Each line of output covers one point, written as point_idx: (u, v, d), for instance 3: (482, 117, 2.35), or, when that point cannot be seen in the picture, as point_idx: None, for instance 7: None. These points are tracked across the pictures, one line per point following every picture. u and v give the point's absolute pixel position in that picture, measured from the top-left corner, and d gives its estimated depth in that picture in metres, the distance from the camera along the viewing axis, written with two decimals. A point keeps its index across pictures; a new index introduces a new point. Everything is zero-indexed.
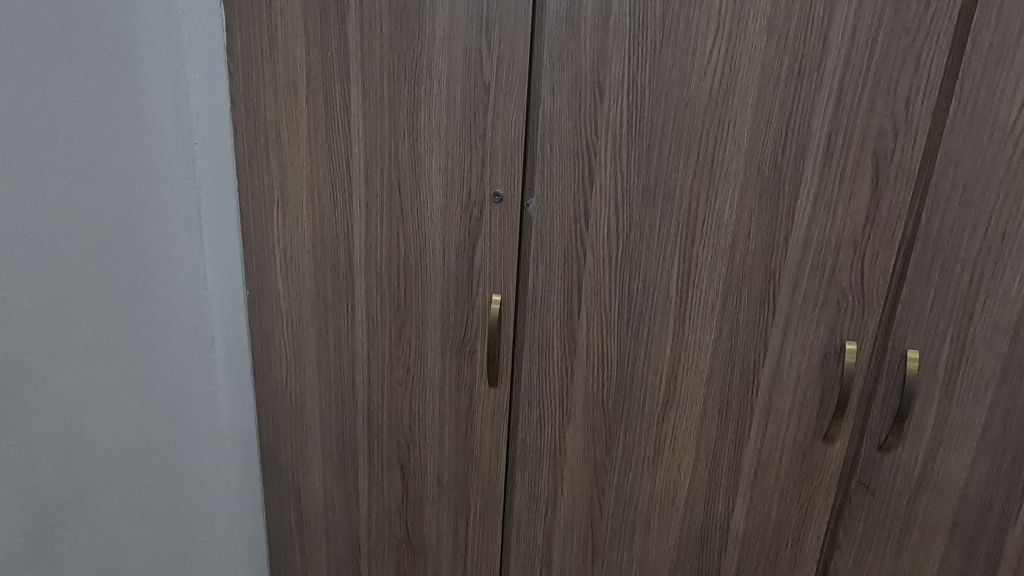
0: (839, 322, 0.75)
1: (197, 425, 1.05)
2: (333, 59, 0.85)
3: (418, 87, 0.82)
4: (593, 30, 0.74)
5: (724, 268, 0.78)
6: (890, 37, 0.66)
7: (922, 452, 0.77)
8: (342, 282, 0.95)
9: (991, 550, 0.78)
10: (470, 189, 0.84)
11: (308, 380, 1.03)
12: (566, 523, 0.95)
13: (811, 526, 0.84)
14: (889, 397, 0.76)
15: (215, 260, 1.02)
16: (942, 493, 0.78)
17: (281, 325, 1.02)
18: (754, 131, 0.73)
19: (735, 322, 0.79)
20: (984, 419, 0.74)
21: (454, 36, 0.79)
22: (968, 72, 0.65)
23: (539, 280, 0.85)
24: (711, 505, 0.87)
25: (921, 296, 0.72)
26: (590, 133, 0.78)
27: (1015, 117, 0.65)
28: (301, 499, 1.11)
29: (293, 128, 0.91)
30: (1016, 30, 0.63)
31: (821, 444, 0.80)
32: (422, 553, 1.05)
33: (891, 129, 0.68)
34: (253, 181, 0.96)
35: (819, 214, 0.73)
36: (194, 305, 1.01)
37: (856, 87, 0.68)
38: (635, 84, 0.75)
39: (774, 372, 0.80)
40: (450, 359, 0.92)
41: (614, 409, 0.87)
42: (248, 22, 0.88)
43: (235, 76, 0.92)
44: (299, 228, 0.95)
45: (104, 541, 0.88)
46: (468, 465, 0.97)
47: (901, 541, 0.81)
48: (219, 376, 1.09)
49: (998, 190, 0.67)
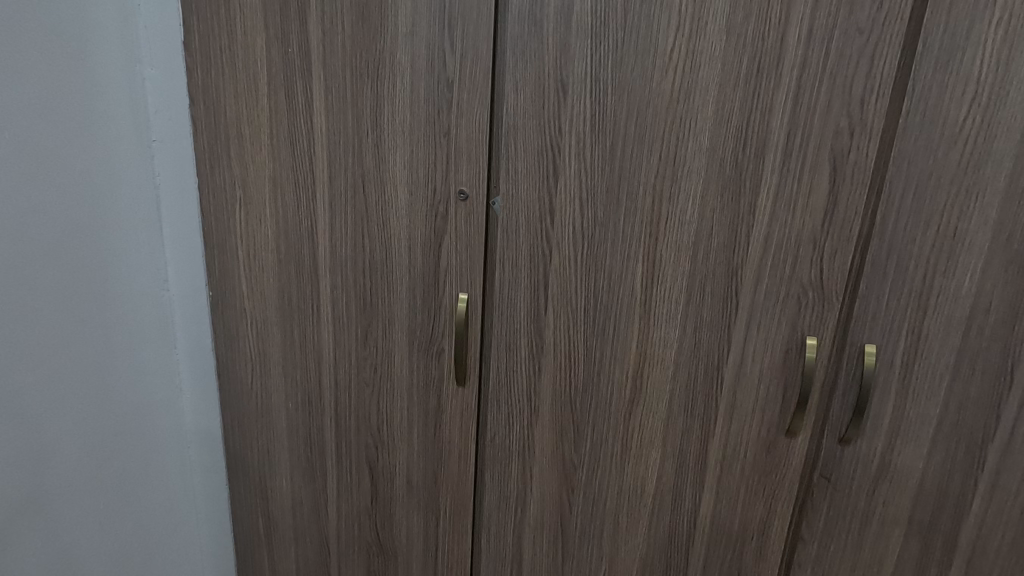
0: (800, 317, 0.76)
1: (161, 429, 1.02)
2: (294, 55, 0.84)
3: (381, 84, 0.81)
4: (555, 28, 0.74)
5: (688, 266, 0.78)
6: (845, 37, 0.67)
7: (881, 444, 0.79)
8: (307, 282, 0.93)
9: (947, 539, 0.80)
10: (435, 188, 0.83)
11: (274, 381, 1.01)
12: (536, 521, 0.95)
13: (776, 519, 0.85)
14: (848, 391, 0.78)
15: (176, 261, 1.00)
16: (899, 484, 0.80)
17: (245, 326, 1.00)
18: (715, 129, 0.73)
19: (698, 319, 0.80)
20: (938, 412, 0.76)
21: (416, 33, 0.78)
22: (918, 73, 0.67)
23: (506, 278, 0.85)
24: (678, 500, 0.88)
25: (878, 292, 0.74)
26: (553, 131, 0.78)
27: (964, 116, 0.67)
28: (269, 502, 1.09)
29: (254, 125, 0.89)
30: (964, 32, 0.64)
31: (784, 439, 0.81)
32: (393, 555, 1.04)
33: (847, 128, 0.69)
34: (215, 179, 0.94)
35: (779, 212, 0.74)
36: (156, 308, 0.99)
37: (813, 87, 0.69)
38: (598, 82, 0.75)
39: (738, 368, 0.80)
40: (417, 358, 0.91)
41: (582, 406, 0.87)
42: (207, 17, 0.86)
43: (193, 72, 0.90)
44: (262, 227, 0.93)
45: (59, 551, 0.85)
46: (437, 466, 0.96)
47: (861, 533, 0.83)
48: (183, 380, 1.06)
49: (948, 188, 0.69)
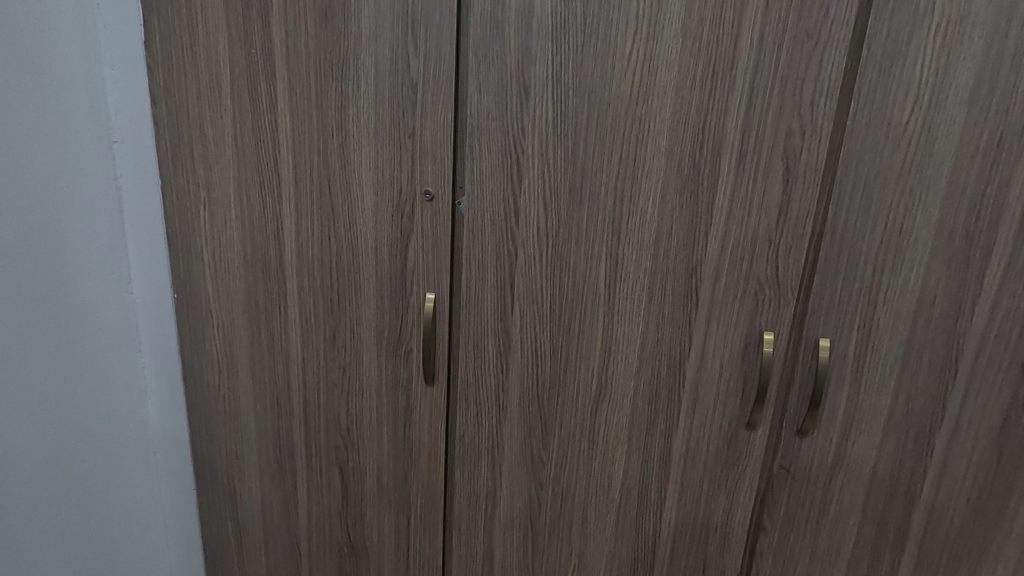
0: (758, 313, 0.79)
1: (126, 433, 1.01)
2: (257, 56, 0.84)
3: (345, 85, 0.82)
4: (517, 30, 0.75)
5: (649, 264, 0.80)
6: (795, 42, 0.70)
7: (836, 434, 0.82)
8: (274, 283, 0.93)
9: (900, 525, 0.84)
10: (401, 188, 0.84)
11: (242, 383, 1.00)
12: (506, 518, 0.96)
13: (738, 510, 0.87)
14: (804, 384, 0.80)
15: (139, 264, 0.98)
16: (854, 473, 0.83)
17: (211, 328, 0.99)
18: (673, 130, 0.75)
19: (660, 316, 0.82)
20: (889, 402, 0.79)
21: (380, 35, 0.79)
22: (863, 77, 0.69)
23: (472, 277, 0.86)
24: (644, 494, 0.89)
25: (831, 287, 0.76)
26: (517, 132, 0.79)
27: (907, 118, 0.70)
28: (238, 506, 1.08)
29: (218, 126, 0.89)
30: (905, 38, 0.67)
31: (745, 431, 0.84)
32: (365, 556, 1.04)
33: (799, 128, 0.72)
34: (178, 180, 0.93)
35: (735, 211, 0.76)
36: (119, 311, 0.97)
37: (765, 89, 0.72)
38: (559, 84, 0.76)
39: (699, 363, 0.82)
40: (386, 359, 0.92)
41: (549, 404, 0.88)
42: (168, 17, 0.86)
43: (154, 72, 0.89)
44: (228, 229, 0.93)
45: (18, 559, 0.82)
46: (407, 466, 0.97)
47: (819, 521, 0.85)
48: (148, 383, 1.05)
49: (894, 188, 0.72)
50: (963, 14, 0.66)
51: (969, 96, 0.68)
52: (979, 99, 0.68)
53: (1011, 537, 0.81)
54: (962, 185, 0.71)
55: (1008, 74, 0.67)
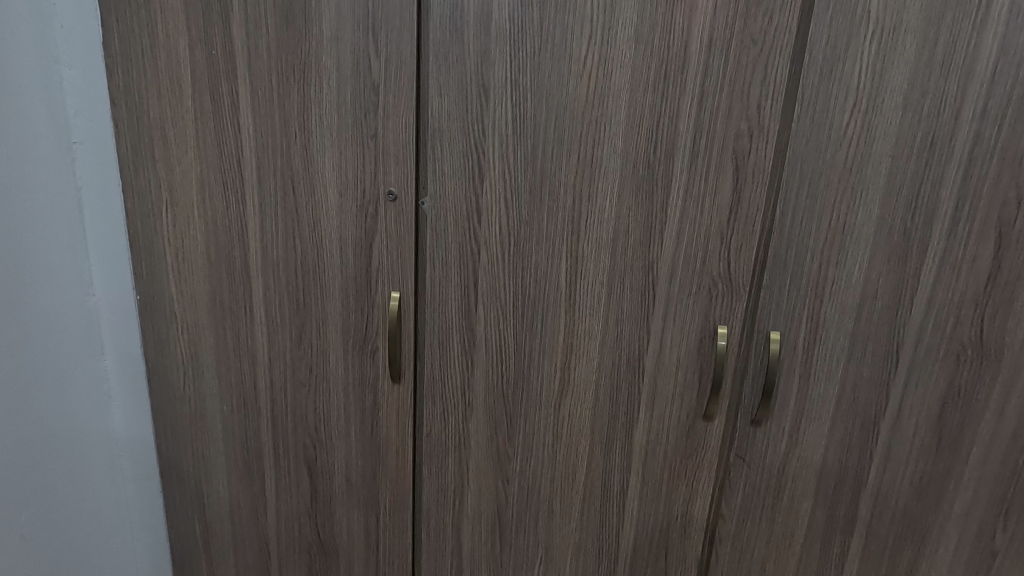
0: (712, 308, 0.82)
1: (89, 437, 1.00)
2: (218, 57, 0.84)
3: (307, 87, 0.83)
4: (475, 34, 0.77)
5: (608, 262, 0.83)
6: (741, 48, 0.73)
7: (788, 424, 0.85)
8: (239, 284, 0.93)
9: (849, 509, 0.87)
10: (364, 188, 0.85)
11: (208, 385, 1.00)
12: (474, 512, 0.97)
13: (697, 499, 0.90)
14: (757, 375, 0.84)
15: (101, 266, 0.97)
16: (805, 460, 0.86)
17: (176, 329, 0.99)
18: (628, 132, 0.78)
19: (619, 311, 0.84)
20: (836, 392, 0.83)
21: (341, 37, 0.80)
22: (807, 80, 0.73)
23: (436, 276, 0.87)
24: (607, 486, 0.92)
25: (780, 282, 0.80)
26: (478, 133, 0.81)
27: (847, 121, 0.73)
28: (206, 508, 1.08)
29: (179, 127, 0.89)
30: (844, 44, 0.71)
31: (702, 422, 0.86)
32: (335, 554, 1.04)
33: (747, 130, 0.75)
34: (140, 180, 0.93)
35: (689, 210, 0.79)
36: (81, 313, 0.96)
37: (715, 92, 0.74)
38: (517, 86, 0.78)
39: (657, 357, 0.85)
40: (353, 357, 0.93)
41: (514, 399, 0.90)
42: (126, 17, 0.85)
43: (114, 73, 0.89)
44: (191, 229, 0.93)
45: None
46: (375, 464, 0.98)
47: (773, 507, 0.89)
48: (111, 386, 1.04)
49: (835, 188, 0.76)
50: (895, 23, 0.69)
51: (904, 99, 0.72)
52: (913, 102, 0.72)
53: (951, 518, 0.85)
54: (899, 184, 0.75)
55: (938, 78, 0.71)
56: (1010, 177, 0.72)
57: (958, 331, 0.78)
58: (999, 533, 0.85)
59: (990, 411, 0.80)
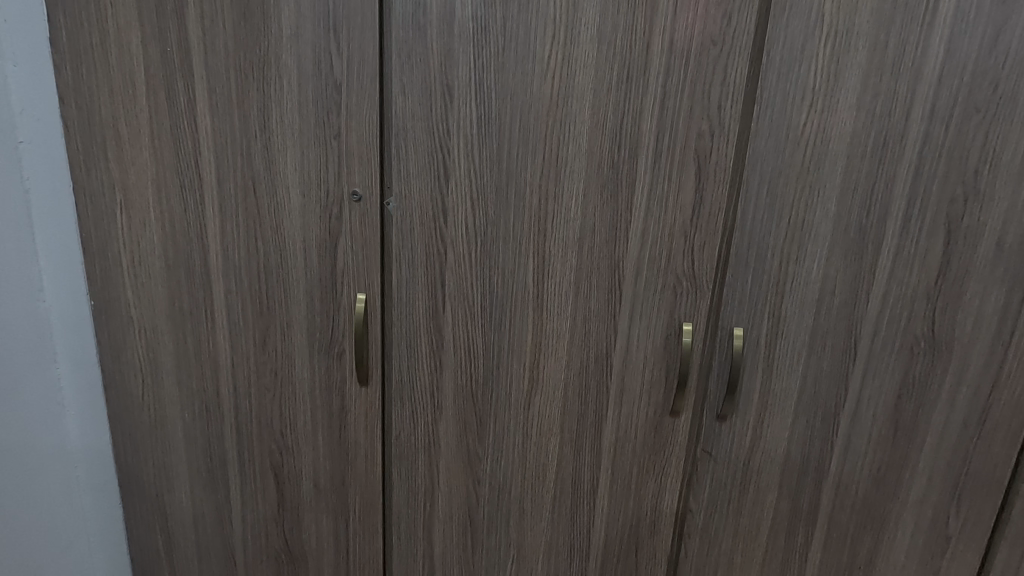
0: (677, 305, 0.83)
1: (43, 450, 0.95)
2: (174, 54, 0.82)
3: (266, 85, 0.81)
4: (438, 33, 0.76)
5: (575, 260, 0.83)
6: (701, 48, 0.74)
7: (752, 417, 0.87)
8: (198, 287, 0.91)
9: (812, 499, 0.90)
10: (327, 189, 0.84)
11: (169, 392, 0.97)
12: (445, 514, 0.97)
13: (666, 494, 0.91)
14: (722, 371, 0.85)
15: (52, 270, 0.93)
16: (768, 453, 0.88)
17: (134, 335, 0.96)
18: (592, 132, 0.78)
19: (587, 310, 0.85)
20: (798, 386, 0.85)
21: (301, 34, 0.78)
22: (765, 81, 0.74)
23: (403, 277, 0.86)
24: (578, 483, 0.92)
25: (742, 279, 0.81)
26: (442, 133, 0.80)
27: (805, 121, 0.75)
28: (169, 518, 1.05)
29: (134, 126, 0.86)
30: (800, 45, 0.72)
31: (669, 418, 0.87)
32: (303, 561, 1.02)
33: (708, 129, 0.76)
34: (92, 181, 0.90)
35: (653, 209, 0.80)
36: (31, 320, 0.91)
37: (677, 91, 0.75)
38: (482, 86, 0.78)
39: (625, 355, 0.86)
40: (318, 361, 0.91)
41: (483, 399, 0.90)
42: (75, 11, 0.82)
43: (62, 70, 0.85)
44: (147, 232, 0.90)
45: None
46: (344, 468, 0.96)
47: (739, 499, 0.91)
48: (66, 396, 0.99)
49: (794, 186, 0.77)
50: (848, 25, 0.71)
51: (857, 100, 0.74)
52: (866, 103, 0.74)
53: (907, 505, 0.88)
54: (854, 182, 0.77)
55: (889, 80, 0.73)
56: (958, 175, 0.75)
57: (912, 325, 0.81)
58: (953, 518, 0.88)
59: (942, 400, 0.83)
